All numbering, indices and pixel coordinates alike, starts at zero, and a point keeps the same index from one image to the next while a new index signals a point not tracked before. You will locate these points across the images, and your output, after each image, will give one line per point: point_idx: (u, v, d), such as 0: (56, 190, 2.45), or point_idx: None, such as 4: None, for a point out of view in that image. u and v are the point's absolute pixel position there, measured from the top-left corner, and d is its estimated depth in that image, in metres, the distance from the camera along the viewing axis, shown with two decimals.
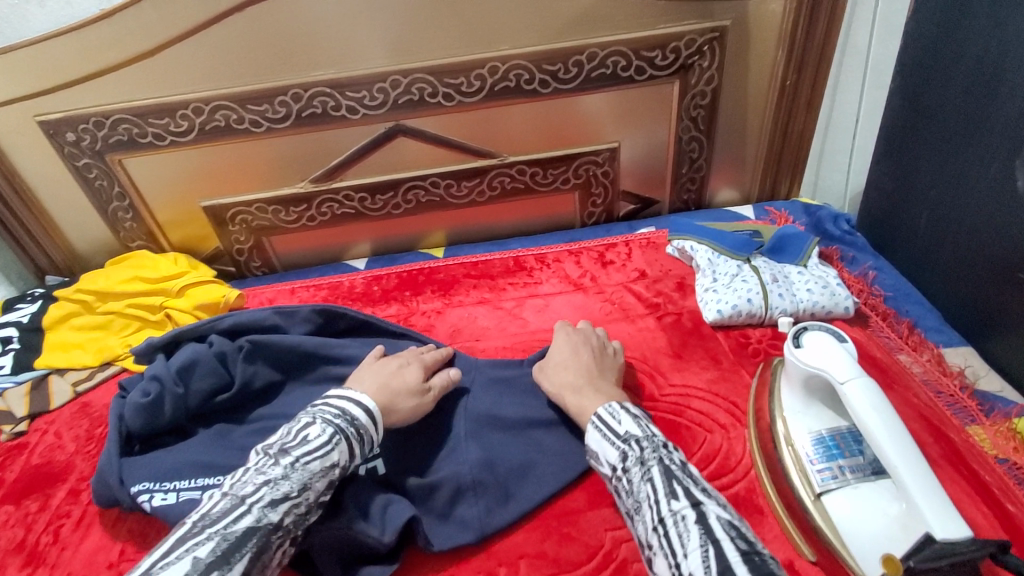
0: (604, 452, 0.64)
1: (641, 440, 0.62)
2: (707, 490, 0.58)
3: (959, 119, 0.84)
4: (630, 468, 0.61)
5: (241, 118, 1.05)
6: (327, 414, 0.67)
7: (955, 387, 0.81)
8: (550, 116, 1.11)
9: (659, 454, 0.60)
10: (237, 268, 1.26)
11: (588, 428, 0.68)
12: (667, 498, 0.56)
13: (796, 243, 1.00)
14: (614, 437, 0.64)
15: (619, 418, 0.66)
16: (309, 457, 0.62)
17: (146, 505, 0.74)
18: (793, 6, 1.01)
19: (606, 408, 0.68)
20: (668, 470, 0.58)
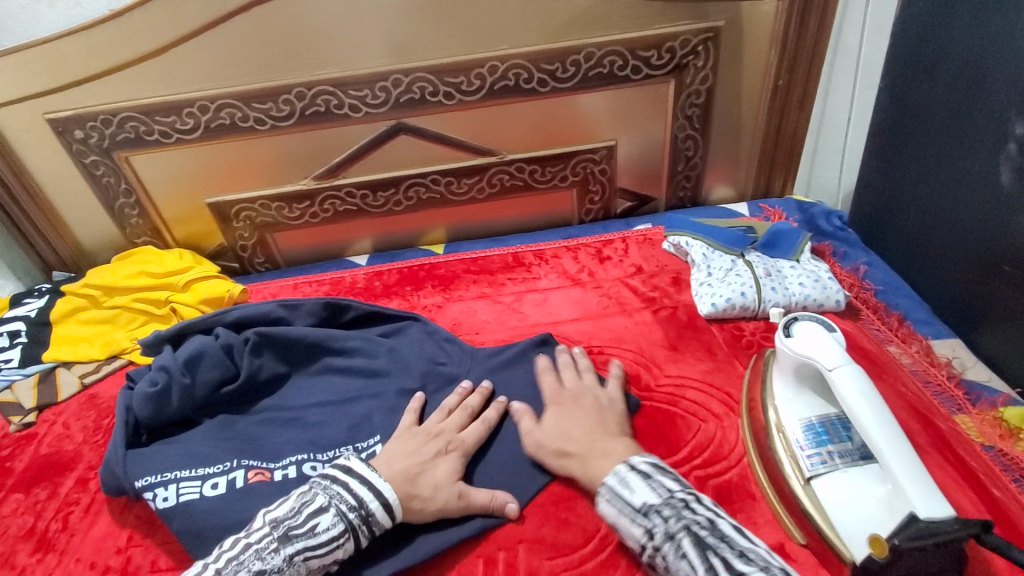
0: (628, 530, 0.61)
1: (660, 510, 0.59)
2: (745, 553, 0.54)
3: (946, 117, 0.86)
4: (659, 545, 0.58)
5: (246, 116, 1.07)
6: (342, 505, 0.64)
7: (943, 377, 0.83)
8: (549, 114, 1.13)
9: (683, 522, 0.58)
10: (240, 264, 1.28)
11: (599, 497, 0.65)
12: (709, 575, 0.53)
13: (789, 239, 1.03)
14: (631, 513, 0.61)
15: (629, 485, 0.62)
16: (309, 554, 0.61)
17: (150, 500, 0.75)
18: (786, 7, 1.04)
19: (614, 474, 0.64)
20: (698, 540, 0.56)
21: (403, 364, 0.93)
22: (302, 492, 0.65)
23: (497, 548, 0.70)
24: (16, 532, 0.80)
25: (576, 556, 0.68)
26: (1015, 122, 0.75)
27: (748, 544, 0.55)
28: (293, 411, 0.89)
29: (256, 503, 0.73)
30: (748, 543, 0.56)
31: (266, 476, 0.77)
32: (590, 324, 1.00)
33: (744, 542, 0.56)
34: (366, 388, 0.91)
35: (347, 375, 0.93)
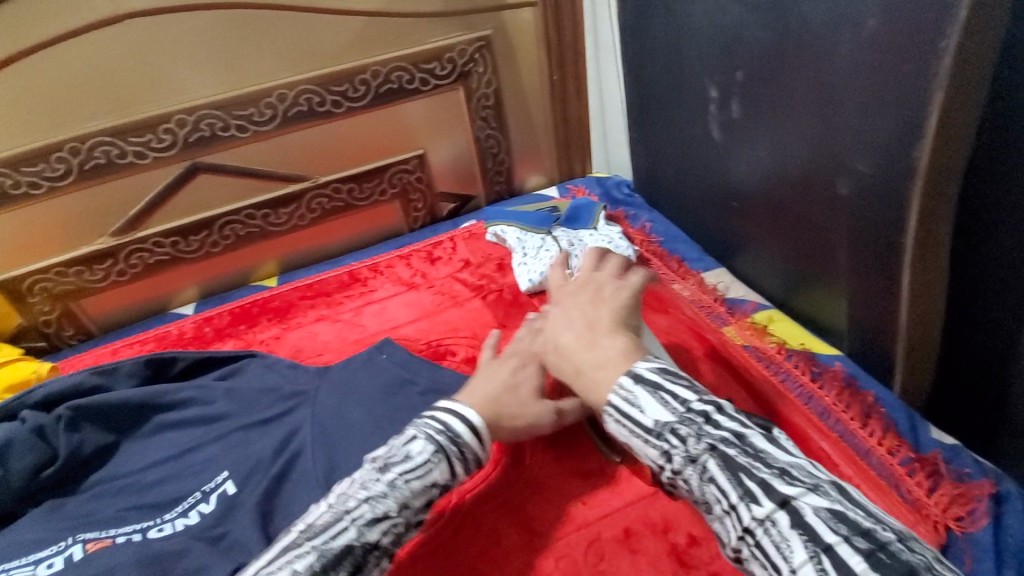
0: (642, 450, 0.54)
1: (676, 429, 0.52)
2: (787, 471, 0.48)
3: (670, 90, 1.05)
4: (680, 468, 0.51)
5: (16, 182, 0.98)
6: (429, 430, 0.63)
7: (711, 301, 1.02)
8: (351, 132, 1.17)
9: (707, 442, 0.51)
10: (48, 342, 1.15)
11: (606, 416, 0.57)
12: (745, 501, 0.47)
13: (587, 211, 1.18)
14: (643, 432, 0.54)
15: (637, 404, 0.55)
16: (410, 475, 0.59)
17: None
18: (542, 14, 1.18)
19: (618, 391, 0.56)
20: (727, 460, 0.49)
21: (244, 403, 0.93)
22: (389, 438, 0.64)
23: None
24: None
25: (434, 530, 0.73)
26: (710, 89, 0.95)
27: (788, 459, 0.49)
28: (127, 476, 0.84)
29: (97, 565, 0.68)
30: (818, 489, 0.46)
31: (106, 542, 0.73)
32: (426, 322, 1.06)
33: (786, 458, 0.49)
34: (207, 435, 0.89)
35: (184, 426, 0.90)
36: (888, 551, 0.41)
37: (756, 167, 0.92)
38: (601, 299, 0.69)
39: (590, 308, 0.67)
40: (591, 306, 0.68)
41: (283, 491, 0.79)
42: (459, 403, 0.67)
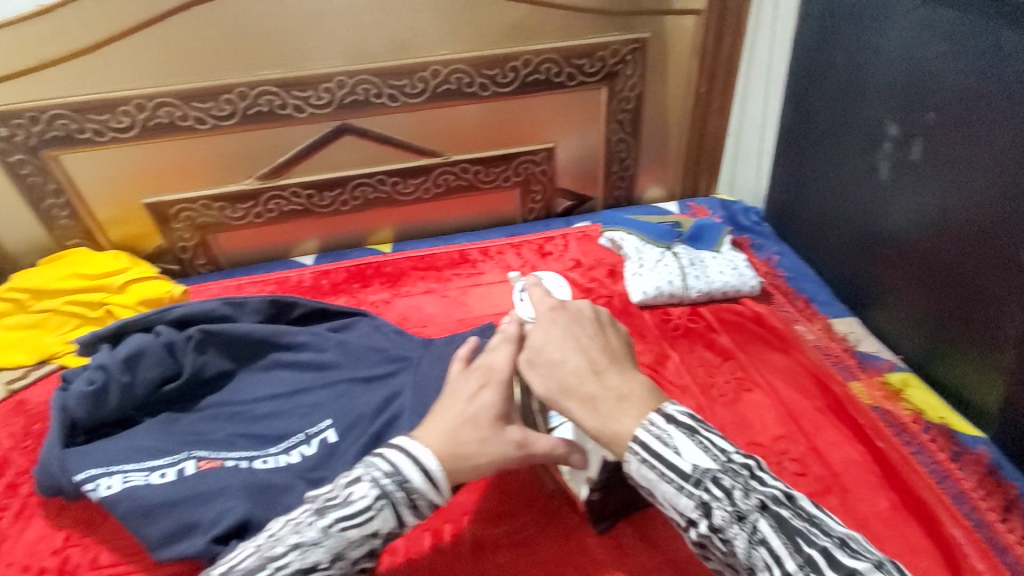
0: (670, 499, 0.51)
1: (718, 479, 0.49)
2: (844, 541, 0.46)
3: (836, 121, 0.99)
4: (723, 525, 0.48)
5: (185, 115, 1.06)
6: (375, 473, 0.55)
7: (840, 350, 0.94)
8: (490, 116, 1.18)
9: (757, 500, 0.48)
10: (181, 267, 1.25)
11: (628, 457, 0.53)
12: (800, 567, 0.45)
13: (711, 233, 1.13)
14: (677, 479, 0.50)
15: (673, 446, 0.51)
16: (347, 525, 0.53)
17: (91, 493, 0.72)
18: (704, 23, 1.14)
19: (647, 428, 0.53)
20: (781, 523, 0.47)
21: (352, 357, 0.95)
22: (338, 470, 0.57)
23: (445, 520, 0.73)
24: None
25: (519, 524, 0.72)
26: (889, 126, 0.88)
27: (843, 528, 0.48)
28: (239, 405, 0.88)
29: (209, 491, 0.71)
30: (864, 556, 0.45)
31: (217, 463, 0.76)
32: None
33: (838, 527, 0.48)
34: (315, 380, 0.91)
35: (295, 370, 0.93)
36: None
37: (921, 217, 0.85)
38: (597, 330, 0.63)
39: (593, 337, 0.61)
40: (585, 335, 0.61)
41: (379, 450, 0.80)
42: (420, 444, 0.58)
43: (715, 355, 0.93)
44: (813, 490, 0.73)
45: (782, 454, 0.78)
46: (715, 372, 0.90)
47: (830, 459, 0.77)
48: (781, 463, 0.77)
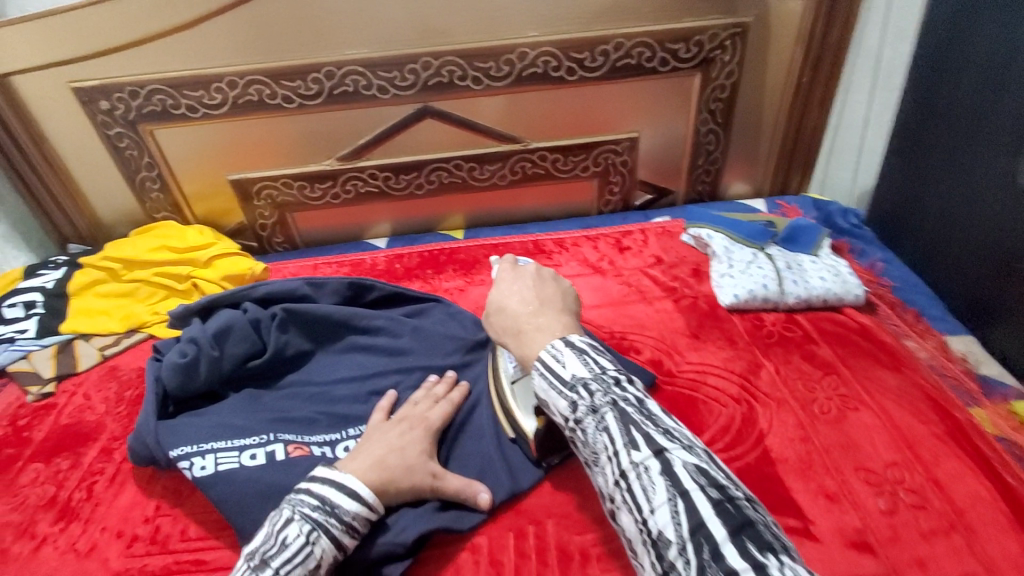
0: (553, 401, 0.55)
1: (587, 385, 0.53)
2: (670, 431, 0.49)
3: (969, 116, 0.92)
4: (582, 418, 0.52)
5: (274, 93, 1.07)
6: (304, 511, 0.61)
7: (958, 371, 0.87)
8: (574, 102, 1.14)
9: (611, 397, 0.51)
10: (259, 243, 1.27)
11: (534, 371, 0.58)
12: (627, 448, 0.48)
13: (809, 235, 1.05)
14: (559, 385, 0.54)
15: (562, 361, 0.55)
16: (289, 566, 0.57)
17: (185, 471, 0.72)
18: (815, 6, 1.05)
19: (549, 348, 0.57)
20: (623, 415, 0.50)
21: (429, 344, 0.92)
22: (265, 522, 0.61)
23: (527, 522, 0.71)
24: (36, 502, 0.78)
25: (606, 531, 0.69)
26: None
27: (673, 423, 0.50)
28: (319, 385, 0.87)
29: (300, 476, 0.71)
30: (671, 441, 0.48)
31: (306, 450, 0.75)
32: (611, 311, 1.00)
33: (672, 421, 0.51)
34: (391, 365, 0.90)
35: (372, 355, 0.92)
36: (735, 504, 0.43)
37: None
38: (538, 279, 0.69)
39: (530, 286, 0.68)
40: (529, 284, 0.68)
41: (458, 443, 0.77)
42: (350, 475, 0.65)
43: (815, 367, 0.87)
44: (936, 526, 0.67)
45: (897, 483, 0.72)
46: (815, 387, 0.84)
47: (952, 493, 0.70)
48: (897, 493, 0.70)
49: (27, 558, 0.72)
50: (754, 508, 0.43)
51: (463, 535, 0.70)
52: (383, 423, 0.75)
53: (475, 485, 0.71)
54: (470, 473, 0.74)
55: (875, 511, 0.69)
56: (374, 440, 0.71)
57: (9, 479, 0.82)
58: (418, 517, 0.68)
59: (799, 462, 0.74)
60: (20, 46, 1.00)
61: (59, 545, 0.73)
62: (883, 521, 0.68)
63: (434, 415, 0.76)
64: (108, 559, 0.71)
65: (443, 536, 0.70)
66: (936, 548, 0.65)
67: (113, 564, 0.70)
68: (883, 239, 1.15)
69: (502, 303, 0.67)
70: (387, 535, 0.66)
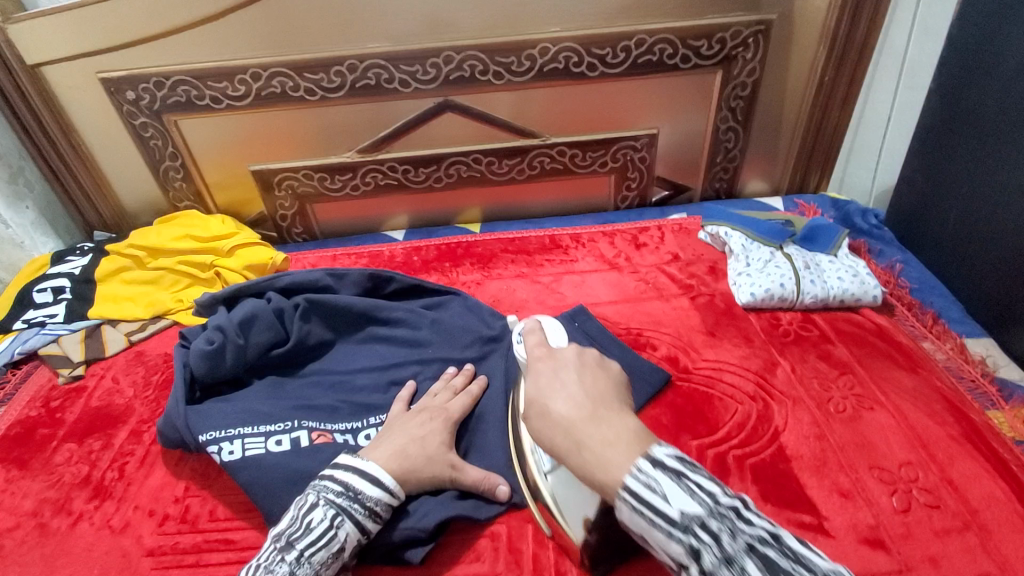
0: (664, 546, 0.46)
1: (706, 522, 0.45)
2: (822, 572, 0.43)
3: (999, 119, 0.91)
4: (711, 571, 0.43)
5: (297, 85, 1.08)
6: (328, 495, 0.63)
7: (976, 374, 0.88)
8: (594, 98, 1.14)
9: (742, 540, 0.44)
10: (279, 233, 1.29)
11: (618, 504, 0.48)
12: None
13: (827, 234, 1.05)
14: (666, 525, 0.45)
15: (662, 493, 0.46)
16: (314, 549, 0.59)
17: (214, 455, 0.75)
18: (839, 4, 1.04)
19: (636, 475, 0.48)
20: (765, 560, 0.43)
21: (447, 336, 0.93)
22: (292, 506, 0.64)
23: None
24: (70, 480, 0.81)
25: None
26: None
27: (817, 558, 0.45)
28: (340, 374, 0.89)
29: (325, 463, 0.74)
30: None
31: (329, 438, 0.77)
32: (627, 307, 1.01)
33: (811, 555, 0.45)
34: (410, 356, 0.91)
35: (392, 347, 0.93)
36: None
37: None
38: (583, 372, 0.60)
39: (575, 379, 0.59)
40: (575, 379, 0.59)
41: (477, 434, 0.79)
42: (374, 463, 0.67)
43: (831, 367, 0.87)
44: (950, 525, 0.68)
45: (911, 481, 0.72)
46: (831, 387, 0.84)
47: (967, 493, 0.71)
48: (911, 492, 0.71)
49: (64, 533, 0.75)
50: None
51: (482, 524, 0.71)
52: (405, 414, 0.77)
53: (493, 477, 0.72)
54: (488, 463, 0.76)
55: (889, 509, 0.69)
56: (395, 431, 0.72)
57: (42, 458, 0.84)
58: (440, 504, 0.70)
59: (815, 459, 0.75)
60: (50, 36, 1.02)
61: (94, 522, 0.75)
62: (897, 519, 0.68)
63: (453, 407, 0.78)
64: (141, 536, 0.73)
65: (463, 522, 0.72)
66: (950, 547, 0.66)
67: (147, 541, 0.73)
68: (902, 240, 1.15)
69: (544, 402, 0.58)
70: (408, 521, 0.68)
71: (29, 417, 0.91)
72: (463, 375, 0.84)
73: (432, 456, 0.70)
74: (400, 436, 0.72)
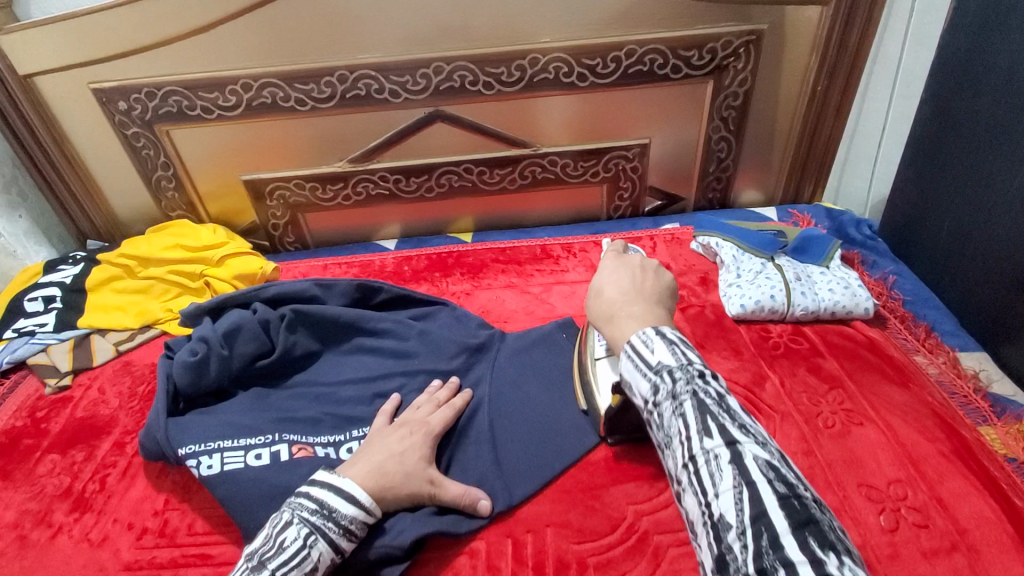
0: (635, 383, 0.55)
1: (673, 371, 0.52)
2: (746, 426, 0.48)
3: (993, 128, 0.90)
4: (660, 402, 0.51)
5: (287, 96, 1.08)
6: (303, 513, 0.62)
7: (969, 389, 0.86)
8: (585, 108, 1.14)
9: (692, 386, 0.50)
10: (271, 242, 1.29)
11: (620, 355, 0.58)
12: (699, 435, 0.48)
13: (820, 245, 1.04)
14: (644, 368, 0.54)
15: (652, 347, 0.55)
16: (286, 569, 0.58)
17: (193, 468, 0.74)
18: (830, 14, 1.04)
19: (640, 334, 0.57)
20: (702, 405, 0.49)
21: (433, 347, 0.92)
22: (266, 525, 0.63)
23: (525, 530, 0.72)
24: (52, 491, 0.81)
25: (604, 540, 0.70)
26: None
27: (750, 419, 0.49)
28: (325, 386, 0.88)
29: (304, 477, 0.73)
30: (749, 440, 0.47)
31: (310, 452, 0.76)
32: None
33: (749, 420, 0.50)
34: (396, 367, 0.90)
35: (378, 358, 0.92)
36: (802, 502, 0.43)
37: None
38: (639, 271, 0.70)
39: (631, 275, 0.69)
40: (630, 276, 0.69)
41: (459, 448, 0.78)
42: (352, 480, 0.66)
43: (820, 381, 0.86)
44: (938, 546, 0.66)
45: (899, 500, 0.71)
46: (820, 401, 0.83)
47: (956, 513, 0.69)
48: (899, 511, 0.70)
49: (44, 545, 0.74)
50: (815, 506, 0.43)
51: (461, 541, 0.70)
52: (385, 427, 0.76)
53: (474, 491, 0.71)
54: (470, 478, 0.75)
55: (875, 528, 0.68)
56: (374, 443, 0.72)
57: (26, 469, 0.84)
58: (417, 520, 0.69)
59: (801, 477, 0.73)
60: (42, 47, 1.03)
61: (73, 534, 0.75)
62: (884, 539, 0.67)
63: (435, 420, 0.77)
64: (119, 550, 0.73)
65: (442, 538, 0.71)
66: (938, 568, 0.65)
67: (124, 555, 0.72)
68: (896, 251, 1.14)
69: (601, 286, 0.69)
70: (385, 537, 0.67)
71: (15, 427, 0.91)
72: (451, 387, 0.84)
73: (409, 472, 0.69)
74: (378, 447, 0.71)
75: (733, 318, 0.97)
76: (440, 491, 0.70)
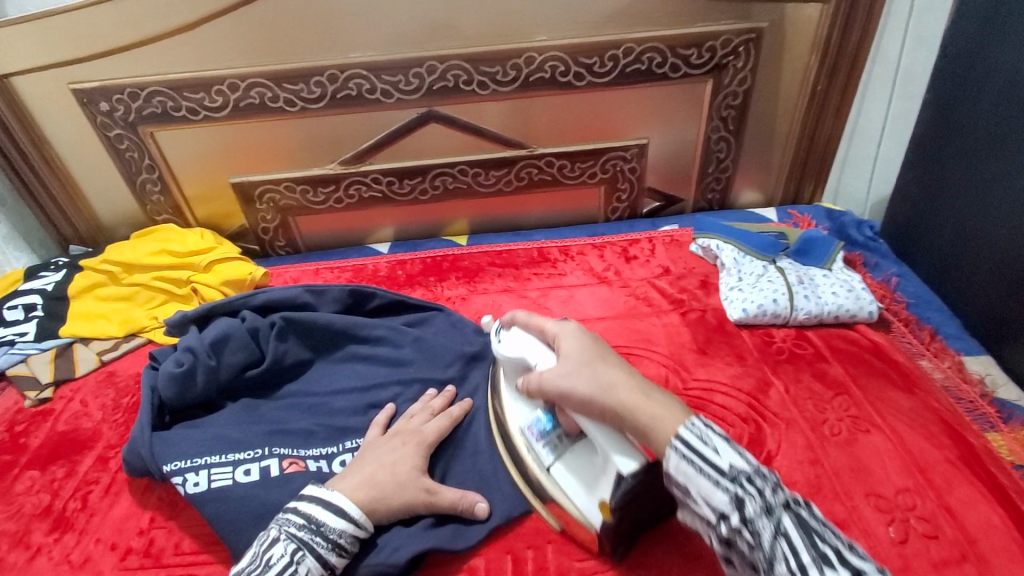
0: (706, 495, 0.50)
1: (752, 477, 0.50)
2: (852, 546, 0.48)
3: (995, 130, 0.89)
4: (751, 519, 0.48)
5: (276, 96, 1.05)
6: (290, 529, 0.60)
7: (975, 395, 0.85)
8: (581, 108, 1.12)
9: (783, 500, 0.49)
10: (260, 247, 1.26)
11: (668, 452, 0.53)
12: (816, 562, 0.46)
13: (822, 247, 1.02)
14: (716, 474, 0.50)
15: (713, 445, 0.52)
16: None
17: (179, 486, 0.71)
18: (830, 11, 1.02)
19: (688, 426, 0.54)
20: (802, 522, 0.48)
21: (429, 355, 0.89)
22: (253, 546, 0.61)
23: (526, 547, 0.69)
24: (30, 511, 0.77)
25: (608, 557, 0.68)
26: None
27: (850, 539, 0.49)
28: (317, 397, 0.85)
29: (294, 494, 0.70)
30: (858, 556, 0.47)
31: (302, 467, 0.73)
32: (616, 324, 0.97)
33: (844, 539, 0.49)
34: (390, 376, 0.87)
35: (371, 367, 0.89)
36: None
37: None
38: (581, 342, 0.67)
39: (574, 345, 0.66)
40: (577, 346, 0.66)
41: (457, 460, 0.75)
42: (343, 494, 0.64)
43: (826, 387, 0.84)
44: (948, 557, 0.65)
45: (908, 510, 0.69)
46: (826, 408, 0.81)
47: (965, 521, 0.68)
48: (909, 521, 0.68)
49: (21, 568, 0.71)
50: None
51: (458, 559, 0.68)
52: (380, 439, 0.74)
53: (471, 494, 0.69)
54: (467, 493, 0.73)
55: (886, 540, 0.66)
56: (368, 456, 0.69)
57: (4, 486, 0.81)
58: (411, 536, 0.66)
59: (809, 487, 0.72)
60: (19, 46, 0.99)
61: (52, 556, 0.72)
62: (894, 551, 0.65)
63: (428, 429, 0.74)
64: (101, 572, 0.70)
65: (440, 556, 0.68)
66: None
67: None
68: (898, 252, 1.12)
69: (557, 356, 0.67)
70: (378, 555, 0.65)
71: None
72: (451, 397, 0.81)
73: (399, 482, 0.67)
74: (372, 459, 0.69)
75: (737, 323, 0.95)
76: (433, 501, 0.67)
